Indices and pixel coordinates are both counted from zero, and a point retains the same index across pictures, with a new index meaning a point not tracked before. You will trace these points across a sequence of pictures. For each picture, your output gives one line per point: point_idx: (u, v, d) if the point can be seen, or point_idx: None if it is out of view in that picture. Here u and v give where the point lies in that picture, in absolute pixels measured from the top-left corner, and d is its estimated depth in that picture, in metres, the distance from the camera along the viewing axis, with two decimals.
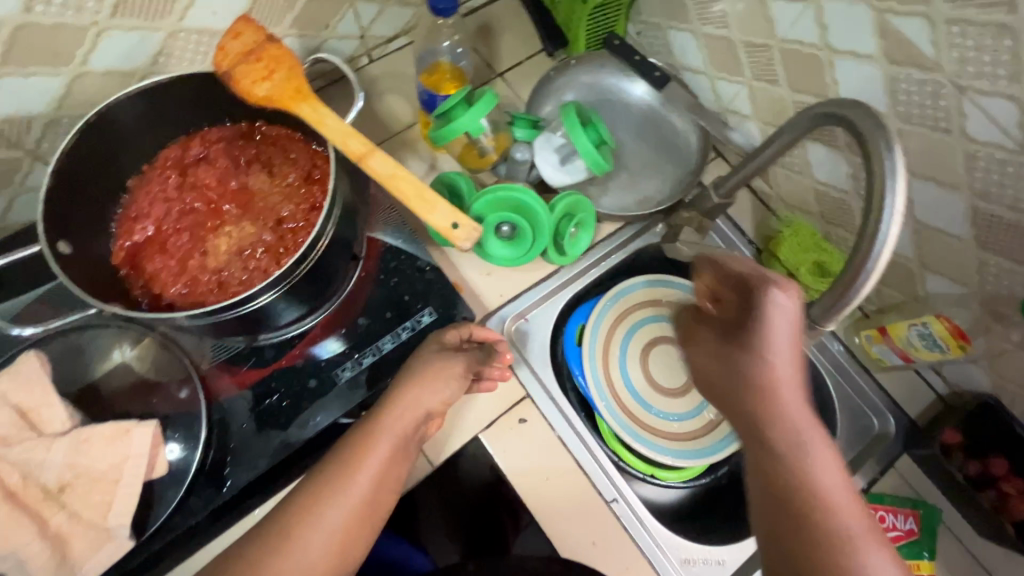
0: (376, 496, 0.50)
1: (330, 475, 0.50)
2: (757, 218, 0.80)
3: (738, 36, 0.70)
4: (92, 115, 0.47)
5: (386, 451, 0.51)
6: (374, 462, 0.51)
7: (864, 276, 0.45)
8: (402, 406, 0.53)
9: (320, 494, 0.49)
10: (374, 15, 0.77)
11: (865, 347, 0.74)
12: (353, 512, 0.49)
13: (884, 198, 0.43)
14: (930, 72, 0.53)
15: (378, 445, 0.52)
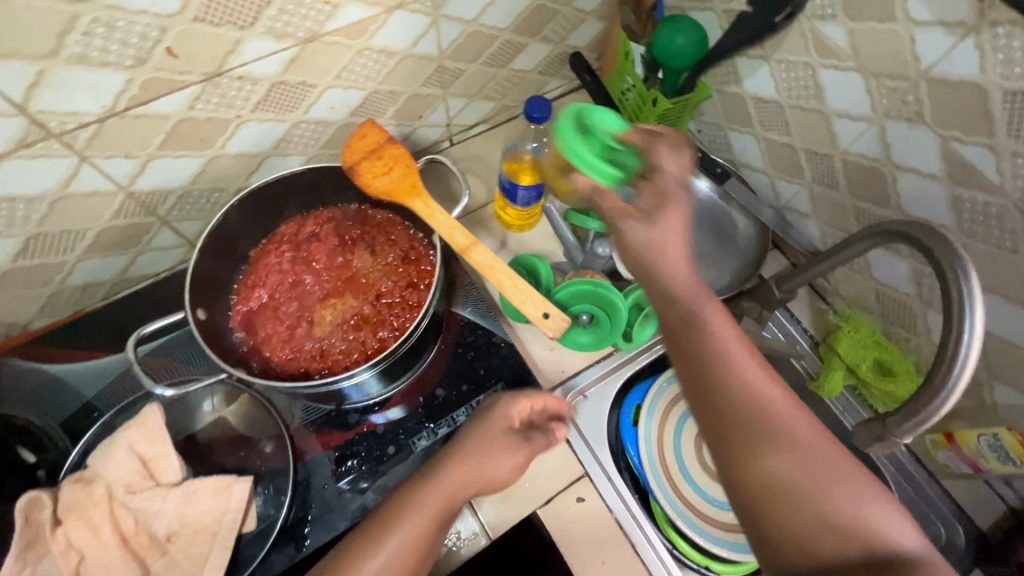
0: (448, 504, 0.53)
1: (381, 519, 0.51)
2: (814, 312, 0.82)
3: (799, 143, 0.75)
4: (237, 199, 0.54)
5: (458, 469, 0.55)
6: (450, 471, 0.54)
7: (945, 393, 0.46)
8: (479, 428, 0.58)
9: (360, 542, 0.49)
10: (461, 108, 0.86)
11: (929, 450, 0.73)
12: (427, 522, 0.51)
13: (963, 320, 0.45)
14: (995, 195, 0.56)
15: (422, 503, 0.52)
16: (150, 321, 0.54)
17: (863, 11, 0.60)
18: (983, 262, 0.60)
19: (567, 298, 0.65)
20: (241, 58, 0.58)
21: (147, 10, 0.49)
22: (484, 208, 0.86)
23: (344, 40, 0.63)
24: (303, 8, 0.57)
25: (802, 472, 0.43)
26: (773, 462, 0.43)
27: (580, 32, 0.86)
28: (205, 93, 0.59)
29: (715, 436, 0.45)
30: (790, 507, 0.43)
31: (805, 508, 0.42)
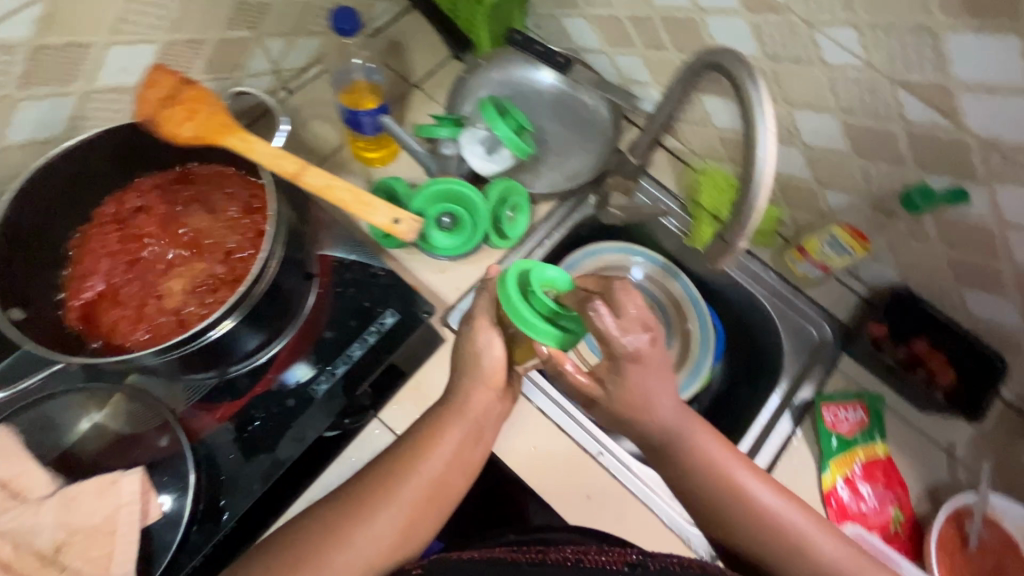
0: (446, 477, 0.53)
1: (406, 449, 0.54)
2: (677, 175, 0.88)
3: (621, 11, 0.76)
4: (21, 182, 0.48)
5: (457, 437, 0.54)
6: (445, 447, 0.53)
7: (757, 189, 0.49)
8: (469, 381, 0.55)
9: (395, 469, 0.52)
10: (284, 49, 0.80)
11: (790, 267, 0.81)
12: (421, 497, 0.52)
13: (757, 120, 0.49)
14: (783, 14, 0.61)
15: (450, 430, 0.54)
16: None
17: None
18: (791, 81, 0.65)
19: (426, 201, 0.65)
20: None
21: None
22: (338, 151, 0.82)
23: None
24: None
25: (756, 515, 0.53)
26: (715, 498, 0.54)
27: None
28: None
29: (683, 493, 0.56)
30: (732, 525, 0.54)
31: (738, 526, 0.53)
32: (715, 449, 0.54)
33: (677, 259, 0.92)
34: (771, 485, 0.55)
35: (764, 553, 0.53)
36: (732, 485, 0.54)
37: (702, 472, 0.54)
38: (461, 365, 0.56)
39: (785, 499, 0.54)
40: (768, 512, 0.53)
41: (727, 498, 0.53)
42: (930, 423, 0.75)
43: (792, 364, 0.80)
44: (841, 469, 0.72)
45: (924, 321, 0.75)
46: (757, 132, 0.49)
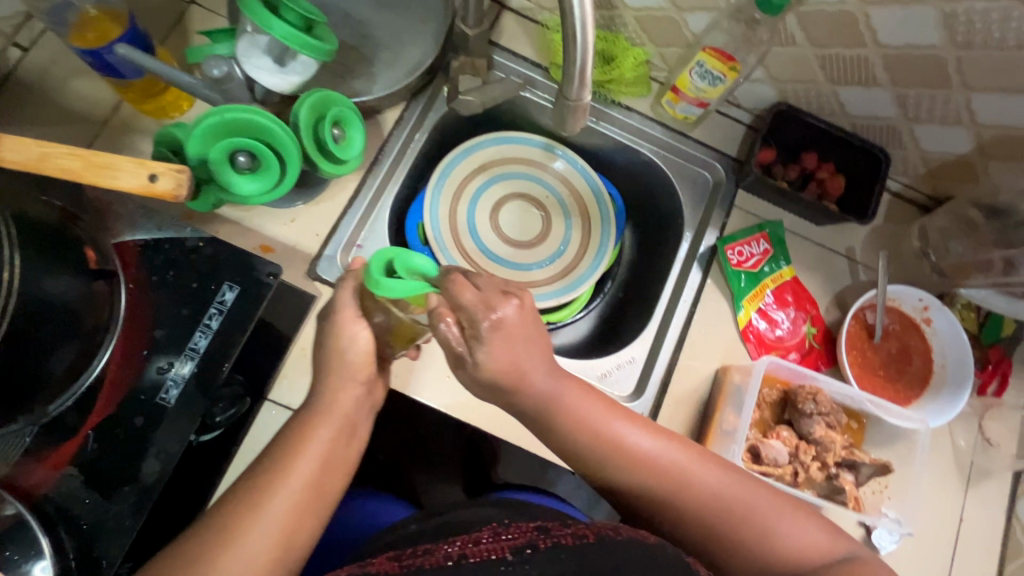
0: (326, 475, 0.48)
1: (275, 460, 0.48)
2: (532, 39, 0.77)
3: None
4: None
5: (329, 432, 0.49)
6: (317, 447, 0.48)
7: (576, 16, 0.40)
8: (337, 373, 0.51)
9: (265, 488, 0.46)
10: None
11: (671, 112, 0.74)
12: (299, 500, 0.46)
13: None
14: None
15: (319, 429, 0.49)
16: None
17: None
18: None
19: (204, 141, 0.48)
20: None
21: None
22: (116, 109, 0.65)
23: None
24: None
25: (644, 462, 0.52)
26: (602, 462, 0.52)
27: None
28: None
29: (567, 452, 0.54)
30: (621, 474, 0.53)
31: (628, 477, 0.53)
32: (592, 408, 0.53)
33: (557, 136, 0.84)
34: (658, 435, 0.54)
35: (652, 502, 0.53)
36: (618, 444, 0.52)
37: (585, 428, 0.52)
38: (325, 358, 0.51)
39: (672, 446, 0.54)
40: (655, 464, 0.52)
41: (613, 459, 0.52)
42: (828, 234, 0.75)
43: (694, 213, 0.77)
44: (753, 304, 0.72)
45: (808, 134, 0.72)
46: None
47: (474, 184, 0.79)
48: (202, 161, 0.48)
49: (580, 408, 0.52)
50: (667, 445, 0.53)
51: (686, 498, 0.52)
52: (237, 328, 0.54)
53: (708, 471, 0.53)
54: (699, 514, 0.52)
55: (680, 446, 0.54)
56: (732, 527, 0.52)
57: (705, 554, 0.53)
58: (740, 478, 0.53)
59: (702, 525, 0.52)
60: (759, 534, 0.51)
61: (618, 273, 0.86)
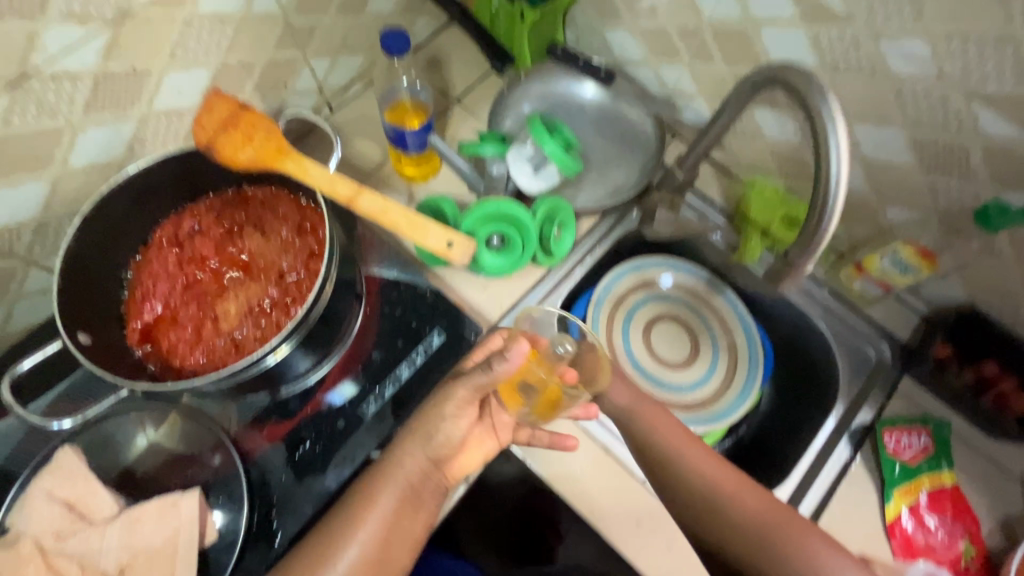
0: (387, 543, 0.52)
1: (346, 518, 0.52)
2: (724, 188, 0.85)
3: (670, 24, 0.75)
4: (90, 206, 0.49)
5: (390, 502, 0.52)
6: (374, 517, 0.52)
7: (827, 214, 0.49)
8: (411, 448, 0.55)
9: (334, 540, 0.51)
10: (328, 68, 0.80)
11: (847, 285, 0.78)
12: (363, 562, 0.51)
13: (829, 141, 0.47)
14: (846, 24, 0.58)
15: (383, 500, 0.52)
16: (25, 359, 0.52)
17: None
18: (853, 93, 0.62)
19: (477, 222, 0.66)
20: (47, 53, 0.51)
21: None
22: (381, 167, 0.82)
23: (163, 11, 0.57)
24: None
25: (697, 480, 0.58)
26: (655, 458, 0.60)
27: None
28: (18, 103, 0.52)
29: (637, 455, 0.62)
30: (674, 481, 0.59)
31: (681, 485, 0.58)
32: (663, 424, 0.62)
33: (721, 274, 0.89)
34: (708, 456, 0.60)
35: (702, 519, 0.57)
36: (670, 454, 0.59)
37: (655, 437, 0.61)
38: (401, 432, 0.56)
39: (717, 466, 0.59)
40: (702, 474, 0.58)
41: (674, 463, 0.59)
42: (1000, 451, 0.71)
43: (849, 387, 0.76)
44: (904, 498, 0.68)
45: (991, 342, 0.69)
46: (831, 157, 0.47)
47: (635, 297, 0.86)
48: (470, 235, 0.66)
49: (654, 422, 0.62)
50: (714, 463, 0.59)
51: (728, 509, 0.56)
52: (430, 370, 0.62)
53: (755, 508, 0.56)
54: (739, 530, 0.55)
55: (725, 471, 0.59)
56: (769, 545, 0.54)
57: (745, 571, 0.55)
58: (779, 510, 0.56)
59: (739, 543, 0.55)
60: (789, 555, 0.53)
61: (755, 417, 0.86)
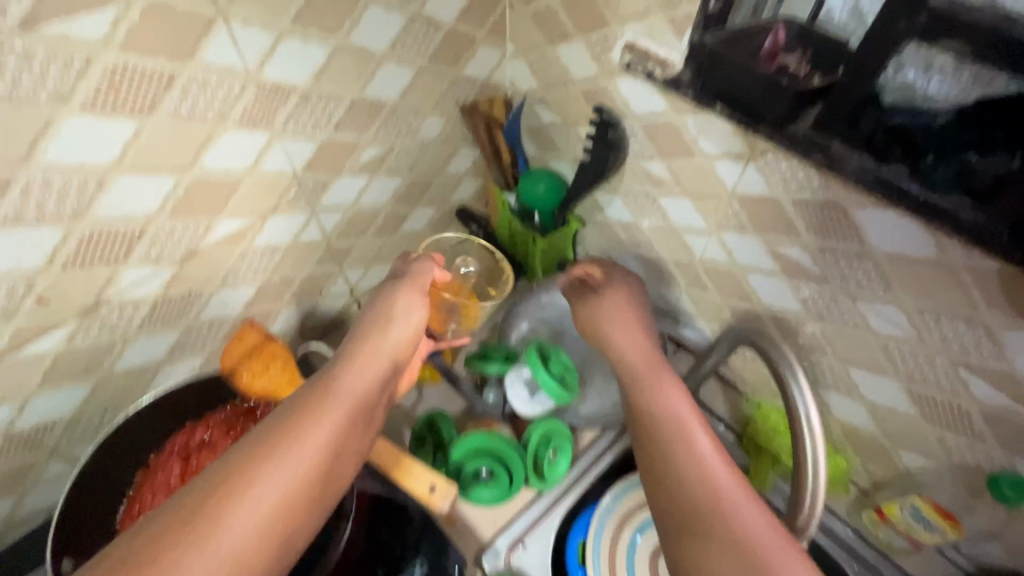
0: (329, 469, 0.44)
1: (321, 390, 0.47)
2: (730, 403, 0.85)
3: (667, 257, 0.83)
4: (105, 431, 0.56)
5: (331, 428, 0.45)
6: (346, 409, 0.47)
7: (813, 479, 0.53)
8: (368, 356, 0.53)
9: (271, 448, 0.41)
10: (360, 276, 0.91)
11: (873, 529, 0.72)
12: (259, 532, 0.38)
13: (800, 411, 0.56)
14: (824, 283, 0.62)
15: (330, 411, 0.46)
16: None
17: (670, 151, 0.70)
18: (841, 340, 0.65)
19: (468, 453, 0.70)
20: (118, 287, 0.61)
21: (11, 270, 0.52)
22: None
23: (223, 249, 0.68)
24: (177, 234, 0.62)
25: (688, 454, 0.49)
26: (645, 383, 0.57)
27: (459, 191, 0.97)
28: (84, 325, 0.61)
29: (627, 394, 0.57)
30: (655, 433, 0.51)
31: (671, 450, 0.49)
32: (663, 383, 0.56)
33: None
34: (697, 407, 0.54)
35: (700, 515, 0.44)
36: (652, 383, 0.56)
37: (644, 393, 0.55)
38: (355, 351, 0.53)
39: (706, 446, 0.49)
40: (665, 394, 0.55)
41: (674, 440, 0.50)
42: None
43: None
44: None
45: None
46: (803, 429, 0.55)
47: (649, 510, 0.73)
48: (461, 467, 0.70)
49: (656, 374, 0.57)
50: (691, 405, 0.53)
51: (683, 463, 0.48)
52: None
53: (749, 510, 0.44)
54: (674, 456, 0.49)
55: (685, 397, 0.54)
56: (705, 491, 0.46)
57: (668, 530, 0.45)
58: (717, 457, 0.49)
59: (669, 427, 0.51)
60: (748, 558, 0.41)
61: None
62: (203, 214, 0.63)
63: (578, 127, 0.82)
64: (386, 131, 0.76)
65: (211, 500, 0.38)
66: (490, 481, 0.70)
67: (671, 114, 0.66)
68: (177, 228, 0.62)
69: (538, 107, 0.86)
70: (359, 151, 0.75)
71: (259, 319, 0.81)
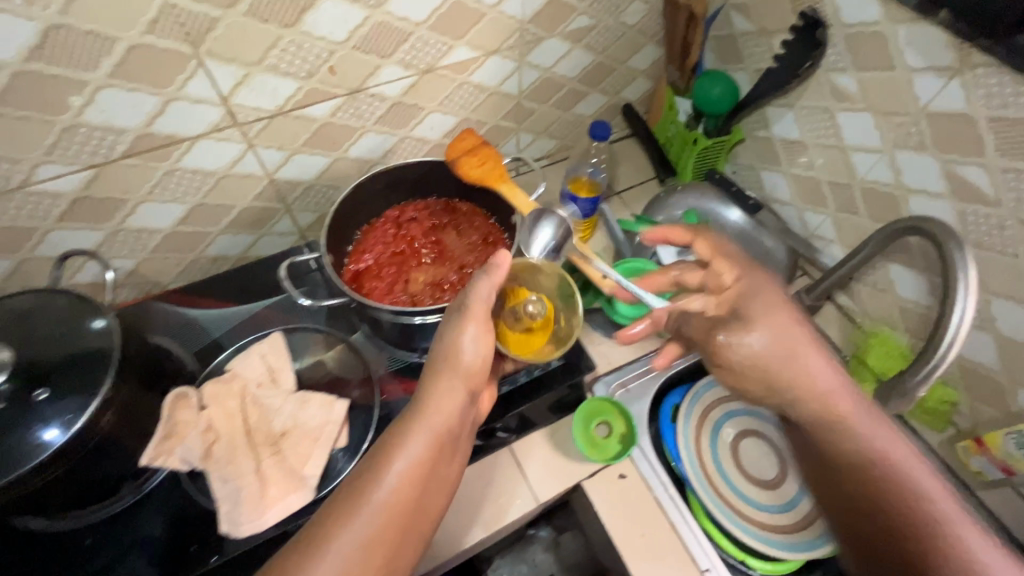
0: (429, 475, 0.53)
1: (357, 479, 0.51)
2: (843, 330, 0.91)
3: (823, 176, 0.87)
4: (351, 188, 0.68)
5: (421, 445, 0.54)
6: (388, 484, 0.51)
7: (949, 344, 0.58)
8: (437, 386, 0.57)
9: (332, 528, 0.48)
10: (529, 142, 1.02)
11: (963, 459, 0.78)
12: (370, 531, 0.48)
13: (956, 297, 0.58)
14: (994, 207, 0.66)
15: (410, 440, 0.54)
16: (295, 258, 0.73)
17: (868, 64, 0.74)
18: (992, 270, 0.69)
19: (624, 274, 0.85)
20: (376, 80, 0.75)
21: (325, 38, 0.67)
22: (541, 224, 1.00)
23: (451, 73, 0.81)
24: (428, 47, 0.75)
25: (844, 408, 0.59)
26: (751, 308, 0.64)
27: (633, 87, 1.04)
28: (345, 105, 0.76)
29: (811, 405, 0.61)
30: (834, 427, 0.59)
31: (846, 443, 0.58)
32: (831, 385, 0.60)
33: None
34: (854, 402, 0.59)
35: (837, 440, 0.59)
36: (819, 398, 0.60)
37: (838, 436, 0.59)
38: (418, 417, 0.55)
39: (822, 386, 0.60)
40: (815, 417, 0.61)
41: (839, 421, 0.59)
42: None
43: None
44: None
45: None
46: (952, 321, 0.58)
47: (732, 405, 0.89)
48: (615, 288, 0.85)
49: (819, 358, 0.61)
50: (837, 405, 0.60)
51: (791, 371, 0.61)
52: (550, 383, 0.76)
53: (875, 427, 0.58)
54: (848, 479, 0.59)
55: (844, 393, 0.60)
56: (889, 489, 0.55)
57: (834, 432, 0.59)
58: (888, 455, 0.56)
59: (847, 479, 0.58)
60: (879, 460, 0.56)
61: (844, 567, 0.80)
62: (450, 36, 0.76)
63: (773, 37, 0.86)
64: (601, 2, 0.84)
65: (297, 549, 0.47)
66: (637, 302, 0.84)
67: (882, 24, 0.70)
68: (430, 42, 0.75)
69: (736, 14, 0.90)
70: (573, 17, 0.84)
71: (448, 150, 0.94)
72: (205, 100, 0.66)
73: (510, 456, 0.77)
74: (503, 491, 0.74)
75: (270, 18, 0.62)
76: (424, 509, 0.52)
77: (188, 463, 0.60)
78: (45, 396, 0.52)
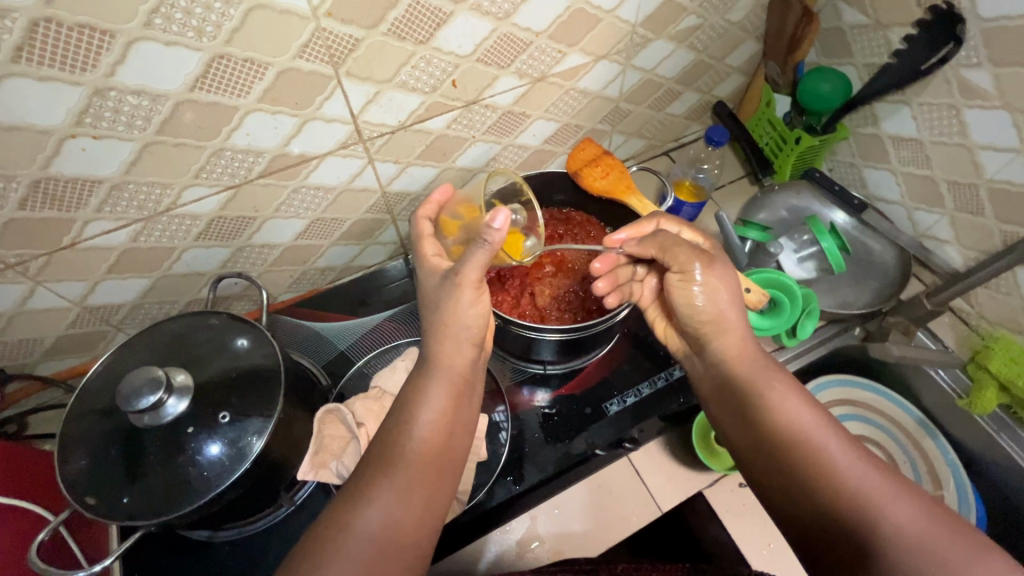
0: (457, 414, 0.55)
1: (389, 438, 0.52)
2: (958, 334, 0.89)
3: (940, 175, 0.84)
4: None
5: (444, 393, 0.54)
6: (422, 435, 0.52)
7: None
8: (448, 347, 0.56)
9: (373, 481, 0.49)
10: (620, 143, 1.01)
11: None
12: (420, 469, 0.51)
13: None
14: None
15: (435, 393, 0.54)
16: None
17: (1007, 59, 0.70)
18: None
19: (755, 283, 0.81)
20: (492, 91, 0.75)
21: (453, 52, 0.67)
22: None
23: (562, 80, 0.80)
24: (545, 55, 0.74)
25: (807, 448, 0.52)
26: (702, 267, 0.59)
27: (726, 84, 1.01)
28: (460, 116, 0.76)
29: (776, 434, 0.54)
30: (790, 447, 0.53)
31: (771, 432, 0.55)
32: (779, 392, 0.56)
33: (940, 419, 0.90)
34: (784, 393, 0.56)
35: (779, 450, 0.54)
36: (768, 385, 0.56)
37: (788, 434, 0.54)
38: (434, 368, 0.55)
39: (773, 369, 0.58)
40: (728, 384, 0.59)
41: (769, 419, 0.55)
42: None
43: None
44: None
45: None
46: None
47: (839, 410, 0.90)
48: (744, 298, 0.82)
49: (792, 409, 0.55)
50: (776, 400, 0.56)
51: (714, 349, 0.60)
52: (671, 395, 0.77)
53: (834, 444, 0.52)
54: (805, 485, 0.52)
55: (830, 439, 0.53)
56: (822, 480, 0.51)
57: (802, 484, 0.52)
58: (903, 492, 0.48)
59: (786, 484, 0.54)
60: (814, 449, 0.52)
61: None
62: (565, 44, 0.75)
63: (890, 31, 0.82)
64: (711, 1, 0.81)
65: (339, 519, 0.47)
66: (767, 312, 0.81)
67: None
68: (546, 51, 0.74)
69: (846, 7, 0.87)
70: (682, 17, 0.82)
71: (546, 155, 0.93)
72: (338, 118, 0.66)
73: (629, 465, 0.77)
74: (626, 499, 0.75)
75: (407, 35, 0.62)
76: (463, 451, 0.55)
77: (342, 477, 0.63)
78: (227, 418, 0.55)
